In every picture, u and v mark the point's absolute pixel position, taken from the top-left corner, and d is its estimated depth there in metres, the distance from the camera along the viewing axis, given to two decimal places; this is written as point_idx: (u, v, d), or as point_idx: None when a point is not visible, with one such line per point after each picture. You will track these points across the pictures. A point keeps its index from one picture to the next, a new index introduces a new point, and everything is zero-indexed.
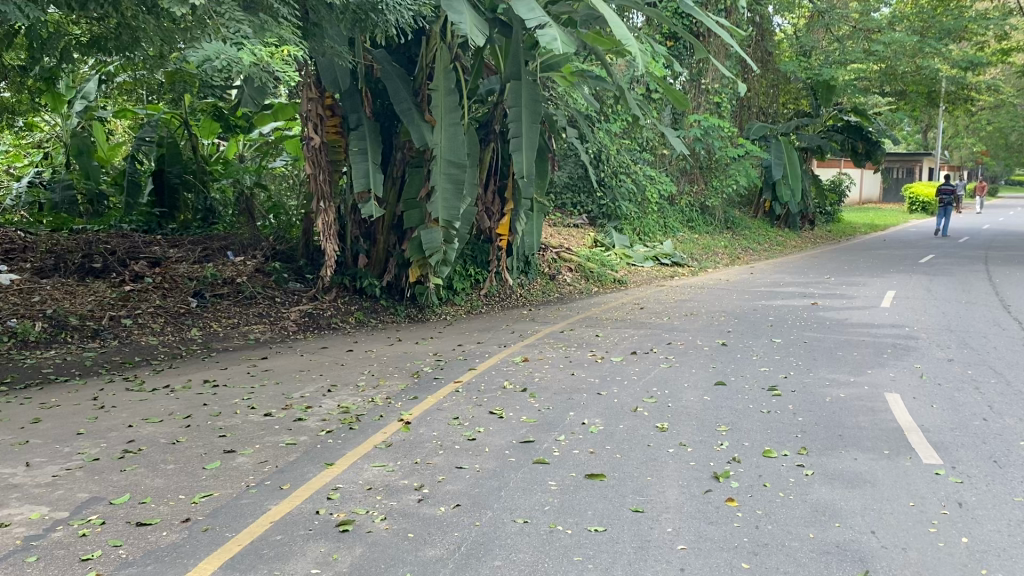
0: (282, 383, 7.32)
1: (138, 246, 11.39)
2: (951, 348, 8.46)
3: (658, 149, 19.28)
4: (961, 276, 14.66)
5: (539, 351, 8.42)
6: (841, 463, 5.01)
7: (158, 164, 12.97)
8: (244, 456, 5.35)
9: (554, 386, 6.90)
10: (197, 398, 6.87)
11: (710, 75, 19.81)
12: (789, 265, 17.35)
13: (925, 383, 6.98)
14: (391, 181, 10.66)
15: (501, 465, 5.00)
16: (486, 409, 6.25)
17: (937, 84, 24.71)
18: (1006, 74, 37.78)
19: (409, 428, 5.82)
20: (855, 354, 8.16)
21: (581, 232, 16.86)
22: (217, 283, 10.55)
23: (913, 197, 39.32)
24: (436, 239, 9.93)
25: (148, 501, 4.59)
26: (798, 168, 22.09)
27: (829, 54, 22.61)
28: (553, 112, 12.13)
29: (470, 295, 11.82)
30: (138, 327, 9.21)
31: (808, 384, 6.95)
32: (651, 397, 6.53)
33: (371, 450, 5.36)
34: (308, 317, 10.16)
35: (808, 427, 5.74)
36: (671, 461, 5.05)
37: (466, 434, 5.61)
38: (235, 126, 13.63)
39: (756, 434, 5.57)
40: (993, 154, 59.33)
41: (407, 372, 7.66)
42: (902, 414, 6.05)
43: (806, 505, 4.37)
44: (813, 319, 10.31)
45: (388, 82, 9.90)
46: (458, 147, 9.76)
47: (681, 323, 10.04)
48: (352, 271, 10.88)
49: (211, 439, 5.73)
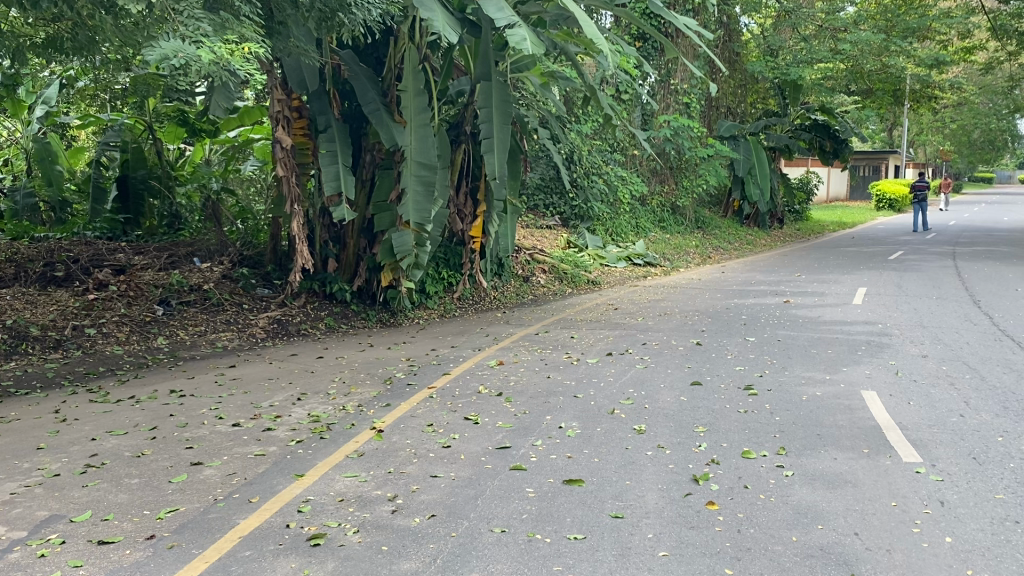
0: (250, 392, 7.14)
1: (102, 253, 11.11)
2: (925, 344, 8.48)
3: (629, 150, 19.26)
4: (930, 272, 14.78)
5: (514, 354, 8.31)
6: (822, 464, 4.95)
7: (121, 169, 12.71)
8: (211, 468, 5.19)
9: (530, 390, 6.80)
10: (163, 408, 6.68)
11: (679, 76, 19.87)
12: (760, 263, 17.41)
13: (900, 380, 6.96)
14: (360, 184, 10.51)
15: (476, 473, 4.88)
16: (461, 415, 6.13)
17: (902, 82, 25.01)
18: (969, 72, 38.38)
19: (381, 436, 5.69)
20: (830, 352, 8.15)
21: (554, 234, 16.80)
22: (184, 290, 10.31)
23: (880, 194, 39.68)
24: (407, 241, 9.78)
25: (111, 518, 4.42)
26: (766, 170, 22.62)
27: (796, 53, 22.79)
28: (524, 113, 12.05)
29: (443, 299, 11.68)
30: (102, 337, 8.98)
31: (785, 383, 6.91)
32: (628, 398, 6.46)
33: (343, 460, 5.23)
34: (277, 324, 9.97)
35: (786, 426, 5.69)
36: (650, 464, 4.96)
37: (440, 441, 5.49)
38: (200, 130, 13.29)
39: (734, 435, 5.50)
40: (956, 151, 60.24)
41: (380, 378, 7.53)
42: (880, 411, 6.03)
43: (787, 508, 4.31)
44: (786, 316, 10.31)
45: (356, 83, 9.74)
46: (428, 148, 9.63)
47: (655, 323, 9.98)
48: (321, 276, 10.70)
49: (176, 451, 5.56)
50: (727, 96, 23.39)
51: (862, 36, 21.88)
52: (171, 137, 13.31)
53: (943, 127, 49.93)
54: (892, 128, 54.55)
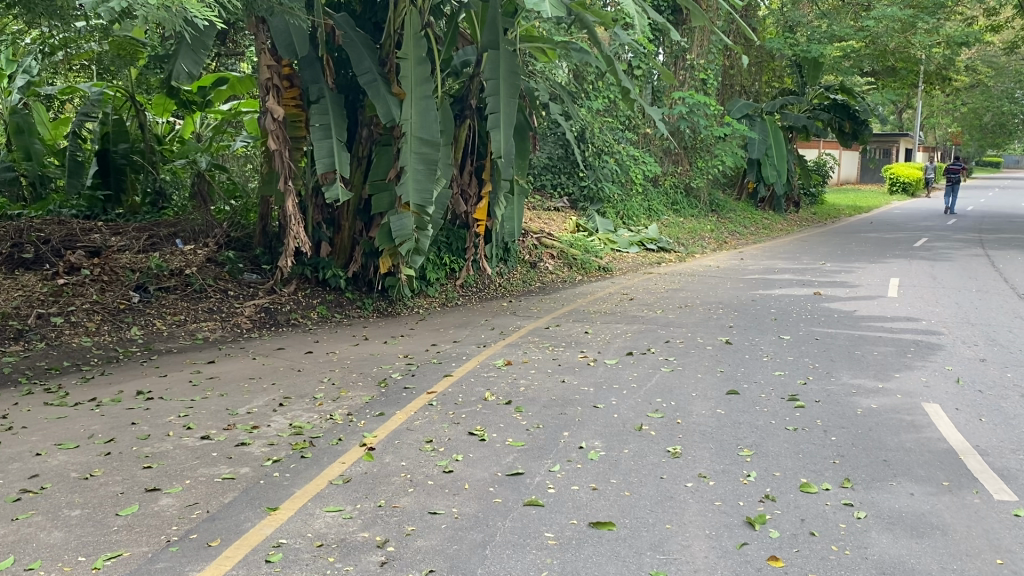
0: (227, 395, 6.33)
1: (76, 232, 10.19)
2: (980, 345, 7.63)
3: (640, 129, 18.34)
4: (964, 262, 13.91)
5: (523, 353, 7.46)
6: (897, 502, 4.13)
7: (101, 143, 11.79)
8: (170, 497, 4.37)
9: (543, 397, 5.96)
10: (126, 415, 5.85)
11: (696, 51, 18.96)
12: (779, 250, 16.58)
13: (964, 390, 6.10)
14: (356, 161, 9.63)
15: (484, 510, 4.05)
16: (464, 429, 5.30)
17: (925, 61, 24.06)
18: (989, 53, 37.37)
19: (372, 456, 4.85)
20: (876, 354, 7.31)
21: (562, 217, 15.97)
22: (164, 274, 9.44)
23: (894, 177, 38.71)
24: (407, 225, 8.87)
25: (37, 566, 3.60)
26: (783, 150, 21.61)
27: (816, 28, 21.92)
28: (533, 86, 11.19)
29: (444, 286, 10.83)
30: (70, 327, 8.16)
31: (833, 393, 6.06)
32: (657, 411, 5.62)
33: (325, 488, 4.40)
34: (264, 313, 9.14)
35: (844, 449, 4.88)
36: (692, 501, 4.14)
37: (440, 465, 4.66)
38: (190, 103, 12.38)
39: (786, 461, 4.69)
40: (966, 135, 59.25)
41: (373, 380, 6.67)
42: (950, 430, 5.20)
43: (868, 564, 3.50)
44: (819, 311, 9.47)
45: (351, 49, 8.82)
46: (430, 123, 8.78)
47: (677, 316, 9.14)
48: (314, 260, 9.83)
49: (131, 472, 4.73)
50: (742, 73, 22.47)
51: (887, 12, 20.98)
52: (159, 110, 12.50)
53: (955, 109, 48.89)
54: (903, 109, 53.57)
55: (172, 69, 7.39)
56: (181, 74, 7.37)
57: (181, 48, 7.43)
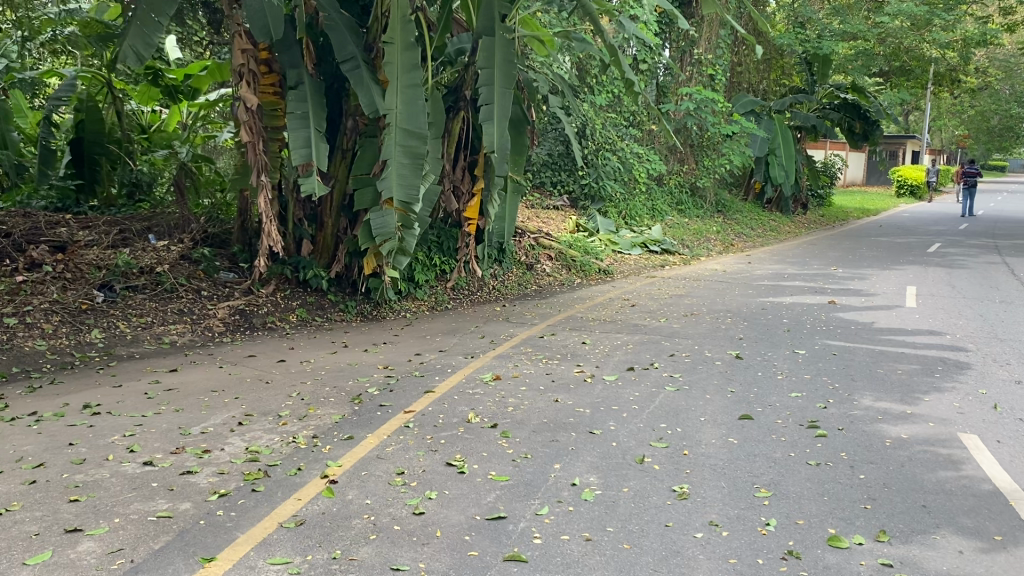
0: (183, 411, 5.69)
1: (41, 226, 9.52)
2: (1013, 363, 7.00)
3: (646, 125, 17.45)
4: (982, 269, 13.29)
5: (514, 366, 6.82)
6: (944, 563, 3.49)
7: (75, 131, 11.02)
8: (92, 541, 3.74)
9: (534, 420, 5.33)
10: (65, 434, 5.21)
11: (704, 45, 18.33)
12: (787, 253, 15.91)
13: (1004, 418, 5.46)
14: (340, 153, 8.99)
15: (457, 566, 3.42)
16: (442, 458, 4.67)
17: (940, 61, 23.49)
18: (1000, 54, 36.73)
19: (333, 491, 4.22)
20: (901, 372, 6.67)
21: (562, 216, 15.37)
22: (132, 272, 8.79)
23: (902, 179, 37.97)
24: (390, 223, 8.24)
25: None
26: (791, 149, 20.62)
27: (829, 25, 21.42)
28: (532, 78, 10.58)
29: (434, 288, 10.21)
30: (24, 328, 7.50)
31: (857, 420, 5.41)
32: (661, 439, 4.98)
33: (273, 533, 3.77)
34: (239, 315, 8.52)
35: (876, 491, 4.24)
36: (702, 559, 3.50)
37: (410, 505, 4.02)
38: (176, 90, 11.85)
39: (809, 505, 4.06)
40: (972, 139, 58.51)
41: (346, 396, 6.02)
42: (995, 468, 4.57)
43: None
44: (835, 321, 8.84)
45: (333, 33, 8.16)
46: (417, 114, 8.10)
47: (684, 326, 8.48)
48: (294, 259, 9.20)
49: (55, 507, 4.10)
50: (751, 70, 21.86)
51: (902, 7, 20.52)
52: (143, 98, 11.93)
53: (963, 112, 48.09)
54: (909, 111, 52.92)
55: (121, 47, 6.67)
56: (130, 52, 6.66)
57: (131, 26, 6.73)
